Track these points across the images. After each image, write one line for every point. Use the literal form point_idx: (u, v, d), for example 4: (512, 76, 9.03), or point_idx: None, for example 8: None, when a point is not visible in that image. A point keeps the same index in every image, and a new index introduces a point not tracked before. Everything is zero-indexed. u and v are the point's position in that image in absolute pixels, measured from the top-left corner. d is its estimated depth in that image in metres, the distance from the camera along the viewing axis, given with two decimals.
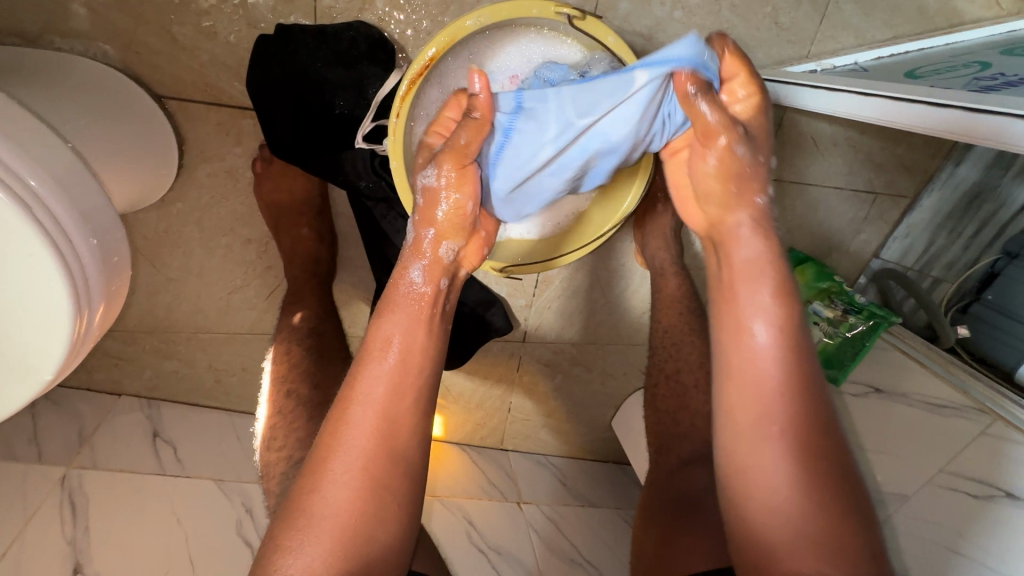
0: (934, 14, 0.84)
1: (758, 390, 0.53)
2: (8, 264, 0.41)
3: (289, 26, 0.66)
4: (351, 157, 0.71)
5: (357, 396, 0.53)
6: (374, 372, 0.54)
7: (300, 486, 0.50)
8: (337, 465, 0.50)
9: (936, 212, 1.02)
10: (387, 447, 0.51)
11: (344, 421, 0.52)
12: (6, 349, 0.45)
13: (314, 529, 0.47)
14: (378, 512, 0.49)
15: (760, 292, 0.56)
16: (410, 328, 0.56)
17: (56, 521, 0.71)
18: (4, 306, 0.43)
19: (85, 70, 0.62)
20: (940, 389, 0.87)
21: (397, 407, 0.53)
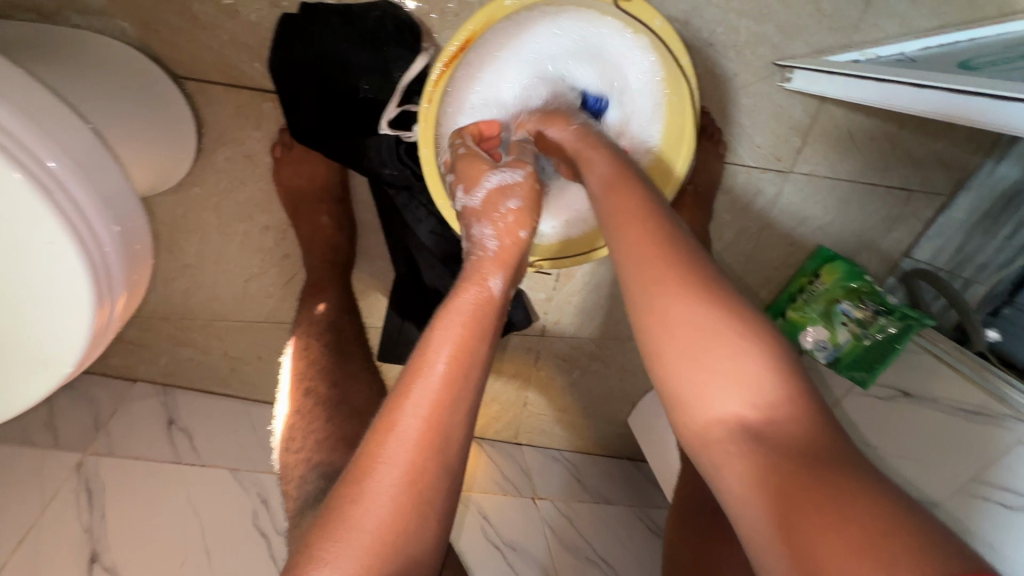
0: (984, 2, 0.80)
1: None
2: (27, 249, 0.40)
3: (314, 5, 0.63)
4: (376, 143, 0.69)
5: (401, 414, 0.43)
6: (427, 383, 0.44)
7: (330, 519, 0.40)
8: (381, 478, 0.41)
9: (971, 211, 0.98)
10: (431, 478, 0.42)
11: (386, 443, 0.42)
12: (24, 337, 0.43)
13: (347, 572, 0.38)
14: (424, 533, 0.41)
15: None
16: (473, 341, 0.46)
17: (73, 506, 0.70)
18: (24, 293, 0.41)
19: (102, 47, 0.60)
20: (971, 395, 0.84)
21: (448, 428, 0.43)
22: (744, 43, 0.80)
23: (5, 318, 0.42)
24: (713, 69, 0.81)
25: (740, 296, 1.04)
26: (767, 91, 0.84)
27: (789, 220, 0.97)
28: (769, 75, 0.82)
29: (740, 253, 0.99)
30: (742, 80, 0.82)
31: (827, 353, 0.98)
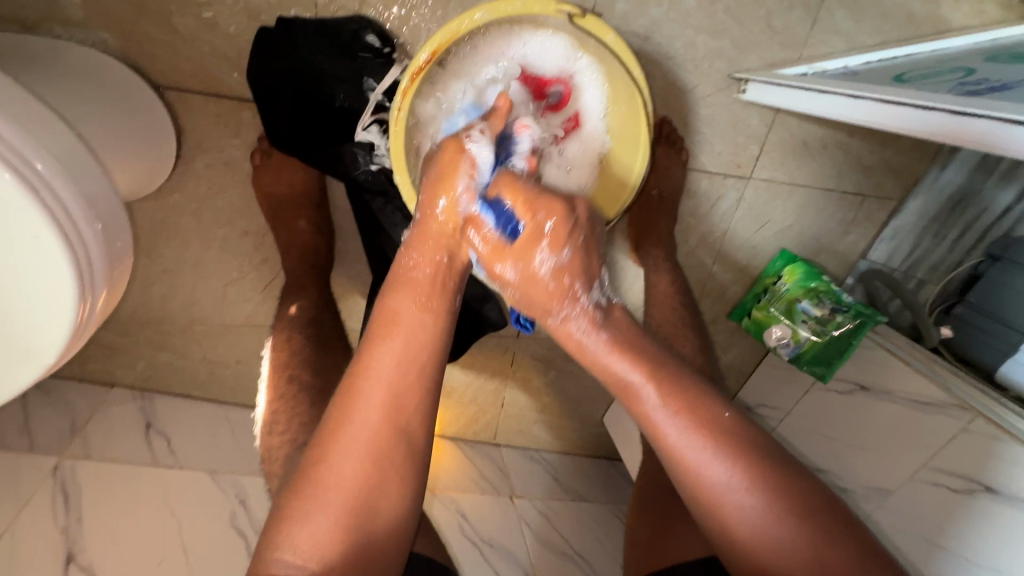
0: (922, 21, 0.87)
1: (651, 413, 0.51)
2: (12, 247, 0.42)
3: (291, 20, 0.66)
4: (350, 149, 0.72)
5: (366, 371, 0.51)
6: (381, 353, 0.52)
7: (310, 457, 0.49)
8: (345, 440, 0.48)
9: (921, 215, 1.05)
10: (396, 423, 0.50)
11: (353, 392, 0.50)
12: (8, 333, 0.45)
13: (325, 503, 0.46)
14: (384, 485, 0.48)
15: (580, 303, 0.56)
16: (420, 309, 0.54)
17: (49, 511, 0.71)
18: (8, 290, 0.43)
19: (83, 58, 0.62)
20: (923, 387, 0.88)
21: (404, 384, 0.51)
22: (702, 57, 0.85)
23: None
24: (675, 81, 0.86)
25: (708, 297, 1.09)
26: (725, 102, 0.89)
27: (752, 224, 1.02)
28: (727, 86, 0.88)
29: (706, 255, 1.04)
30: (701, 91, 0.87)
31: (789, 349, 1.02)
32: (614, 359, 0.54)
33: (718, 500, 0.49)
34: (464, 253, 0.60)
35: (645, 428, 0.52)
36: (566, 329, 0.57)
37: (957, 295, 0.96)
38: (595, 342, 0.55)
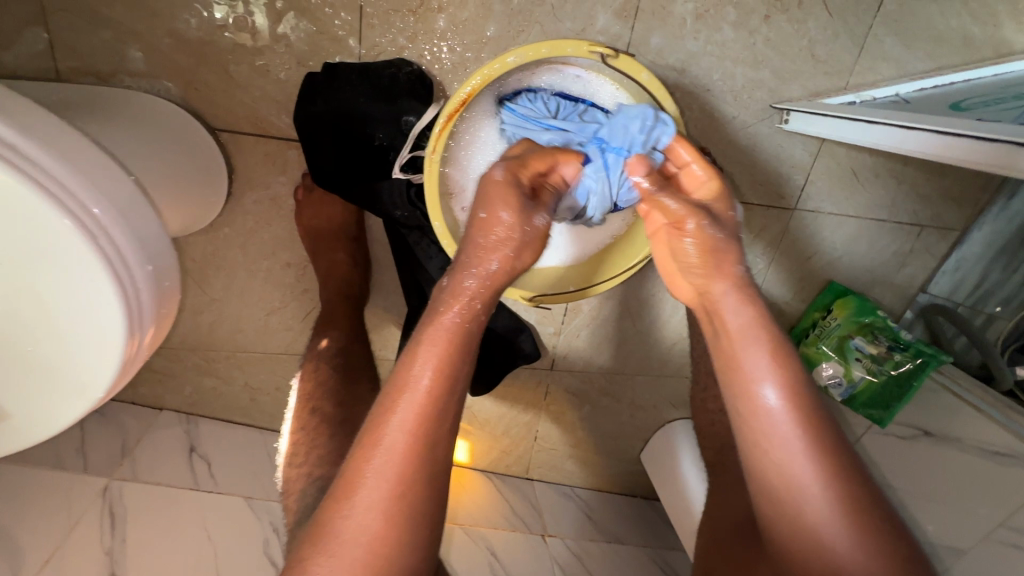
0: (981, 45, 0.82)
1: (769, 435, 0.54)
2: (70, 287, 0.44)
3: (335, 65, 0.69)
4: (388, 186, 0.74)
5: (389, 424, 0.48)
6: (408, 407, 0.49)
7: (327, 510, 0.46)
8: (365, 492, 0.46)
9: (989, 245, 0.99)
10: (416, 479, 0.47)
11: (373, 443, 0.48)
12: (63, 366, 0.47)
13: (343, 558, 0.44)
14: (408, 535, 0.46)
15: (755, 355, 0.56)
16: (452, 361, 0.51)
17: (97, 530, 0.73)
18: (66, 327, 0.46)
19: (149, 106, 0.67)
20: (994, 435, 0.83)
21: (428, 441, 0.48)
22: (741, 87, 0.82)
23: (49, 349, 0.47)
24: (714, 112, 0.83)
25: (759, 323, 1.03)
26: (767, 132, 0.86)
27: (798, 254, 0.97)
28: (768, 117, 0.85)
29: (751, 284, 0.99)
30: (741, 121, 0.84)
31: (841, 390, 0.97)
32: (768, 400, 0.54)
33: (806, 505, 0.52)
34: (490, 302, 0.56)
35: (743, 429, 0.56)
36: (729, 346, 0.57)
37: None
38: (743, 322, 0.57)
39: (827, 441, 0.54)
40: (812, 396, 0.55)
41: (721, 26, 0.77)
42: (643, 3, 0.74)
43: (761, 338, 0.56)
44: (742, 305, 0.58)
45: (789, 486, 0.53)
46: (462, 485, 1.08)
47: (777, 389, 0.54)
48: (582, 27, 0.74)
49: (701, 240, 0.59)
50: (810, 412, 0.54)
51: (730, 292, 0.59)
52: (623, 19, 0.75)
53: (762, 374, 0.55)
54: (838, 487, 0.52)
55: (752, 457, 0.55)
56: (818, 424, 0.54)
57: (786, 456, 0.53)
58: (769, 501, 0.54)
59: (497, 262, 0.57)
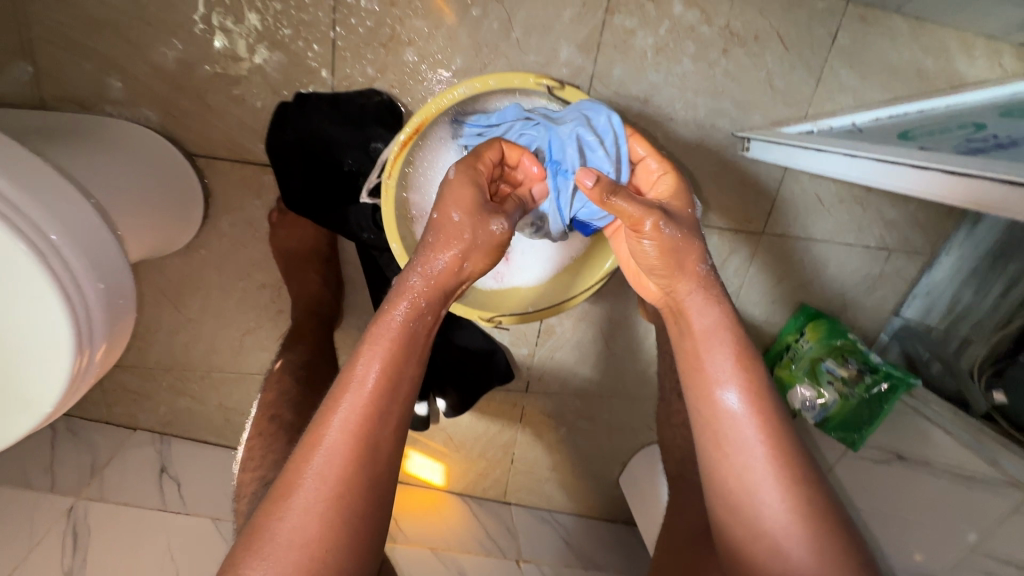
0: (934, 76, 0.86)
1: (730, 442, 0.54)
2: (15, 307, 0.44)
3: (306, 94, 0.73)
4: (356, 211, 0.76)
5: (331, 420, 0.47)
6: (351, 403, 0.48)
7: (262, 510, 0.45)
8: (304, 488, 0.45)
9: (957, 270, 1.01)
10: (359, 479, 0.46)
11: (315, 443, 0.47)
12: (9, 387, 0.47)
13: (278, 560, 0.42)
14: (352, 536, 0.45)
15: (721, 360, 0.56)
16: (400, 361, 0.51)
17: (58, 551, 0.73)
18: (10, 348, 0.45)
19: (128, 133, 0.70)
20: (966, 458, 0.83)
21: (372, 437, 0.48)
22: (704, 116, 0.85)
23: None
24: (677, 139, 0.86)
25: None
26: (731, 159, 0.89)
27: (768, 277, 0.99)
28: (731, 144, 0.87)
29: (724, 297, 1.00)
30: (705, 148, 0.87)
31: (815, 412, 0.97)
32: (730, 404, 0.55)
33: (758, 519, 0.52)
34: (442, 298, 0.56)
35: (704, 435, 0.56)
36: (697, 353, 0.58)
37: (1008, 355, 0.91)
38: (708, 323, 0.57)
39: (790, 456, 0.54)
40: (778, 410, 0.56)
41: (681, 58, 0.81)
42: (605, 38, 0.78)
43: (730, 348, 0.56)
44: (711, 310, 0.58)
45: (743, 489, 0.53)
46: (437, 508, 1.07)
47: (739, 397, 0.55)
48: (546, 60, 0.77)
49: (659, 241, 0.57)
50: (772, 420, 0.54)
51: (701, 296, 0.58)
52: (586, 52, 0.78)
53: (726, 381, 0.55)
54: (794, 494, 0.52)
55: (709, 459, 0.56)
56: (782, 439, 0.54)
57: (744, 460, 0.53)
58: (725, 505, 0.55)
59: (446, 260, 0.55)
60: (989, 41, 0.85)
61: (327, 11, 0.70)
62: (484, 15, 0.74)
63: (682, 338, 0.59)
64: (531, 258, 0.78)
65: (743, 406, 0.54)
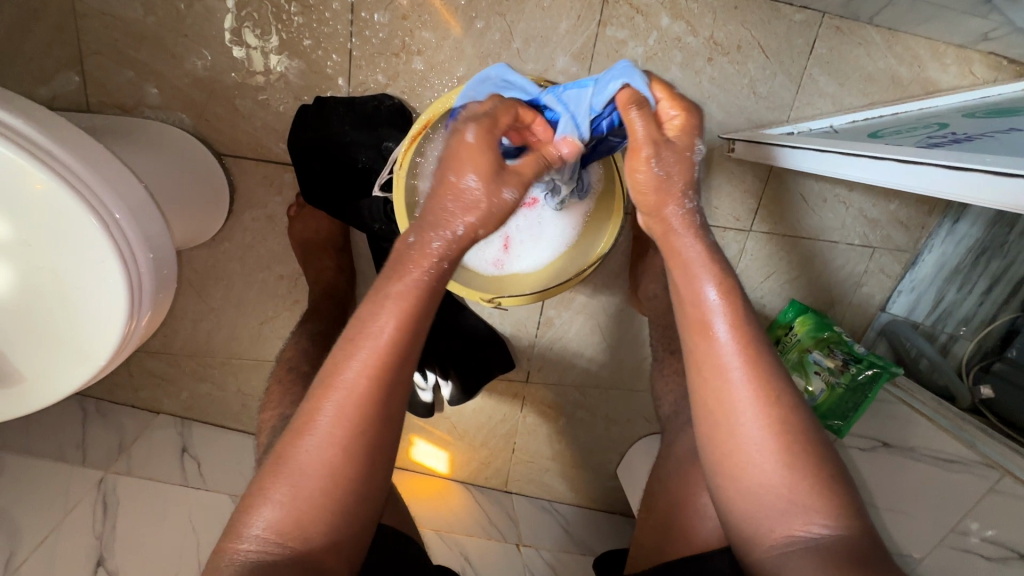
0: (908, 83, 0.92)
1: (721, 371, 0.55)
2: (79, 274, 0.50)
3: (325, 98, 0.80)
4: (368, 204, 0.82)
5: (351, 364, 0.50)
6: (369, 350, 0.50)
7: (287, 439, 0.49)
8: (326, 423, 0.48)
9: (941, 266, 1.06)
10: (377, 421, 0.50)
11: (335, 384, 0.50)
12: (66, 348, 0.53)
13: (298, 487, 0.47)
14: (368, 472, 0.49)
15: (708, 292, 0.57)
16: (415, 314, 0.52)
17: (89, 517, 0.78)
18: (71, 311, 0.52)
19: (164, 133, 0.78)
20: (946, 443, 0.88)
21: (388, 385, 0.51)
22: None
23: (54, 326, 0.52)
24: None
25: None
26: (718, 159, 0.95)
27: (756, 273, 1.04)
28: (718, 145, 0.93)
29: None
30: None
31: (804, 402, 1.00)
32: (717, 334, 0.55)
33: (744, 454, 0.53)
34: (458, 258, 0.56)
35: (693, 370, 0.57)
36: (688, 285, 0.58)
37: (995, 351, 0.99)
38: (698, 254, 0.58)
39: (780, 391, 0.54)
40: (766, 350, 0.56)
41: (670, 66, 0.87)
42: (598, 48, 0.84)
43: (720, 282, 0.57)
44: (696, 240, 0.59)
45: (730, 417, 0.54)
46: (441, 495, 1.12)
47: (727, 328, 0.55)
48: (544, 68, 0.84)
49: (649, 176, 0.59)
50: (759, 356, 0.55)
51: (683, 227, 0.59)
52: (581, 61, 0.85)
53: (715, 312, 0.56)
54: (782, 426, 0.52)
55: (698, 392, 0.56)
56: (768, 375, 0.54)
57: (732, 390, 0.54)
58: (712, 444, 0.55)
59: (460, 226, 0.54)
60: (958, 50, 0.90)
61: (345, 25, 0.78)
62: (487, 27, 0.81)
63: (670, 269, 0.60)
64: (528, 241, 0.83)
65: (731, 339, 0.55)
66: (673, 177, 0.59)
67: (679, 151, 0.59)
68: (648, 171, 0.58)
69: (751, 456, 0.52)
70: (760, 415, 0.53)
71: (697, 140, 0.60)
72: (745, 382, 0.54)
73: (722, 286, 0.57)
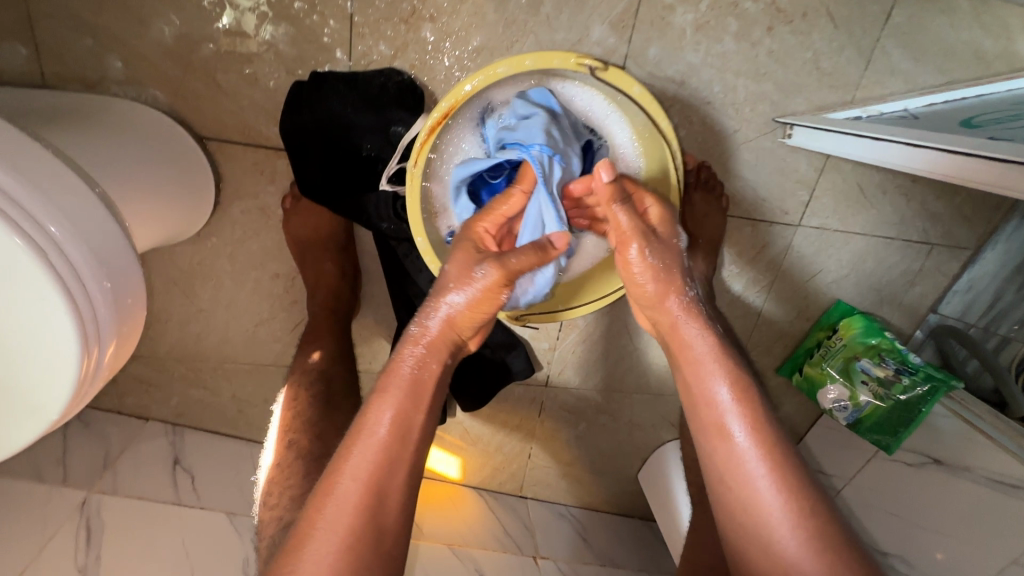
0: (994, 58, 0.79)
1: (746, 475, 0.52)
2: (17, 306, 0.41)
3: (323, 74, 0.69)
4: (375, 199, 0.72)
5: (344, 469, 0.49)
6: (364, 449, 0.49)
7: (277, 564, 0.46)
8: (319, 538, 0.46)
9: (1002, 264, 0.94)
10: (370, 533, 0.47)
11: (327, 492, 0.48)
12: (14, 389, 0.44)
13: None
14: None
15: (719, 390, 0.55)
16: (408, 408, 0.52)
17: (71, 546, 0.71)
18: (16, 349, 0.43)
19: (134, 113, 0.66)
20: (1008, 466, 0.79)
21: (382, 489, 0.49)
22: (743, 100, 0.79)
23: None
24: (713, 125, 0.80)
25: (760, 332, 0.98)
26: (769, 146, 0.83)
27: (803, 274, 0.94)
28: (771, 130, 0.82)
29: (750, 282, 0.93)
30: (743, 135, 0.82)
31: (847, 414, 0.94)
32: (735, 436, 0.54)
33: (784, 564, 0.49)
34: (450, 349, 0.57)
35: (713, 477, 0.55)
36: (700, 385, 0.57)
37: None
38: (704, 343, 0.58)
39: (810, 494, 0.51)
40: (788, 450, 0.54)
41: (722, 37, 0.75)
42: (640, 15, 0.72)
43: (728, 378, 0.56)
44: (702, 332, 0.59)
45: (763, 521, 0.51)
46: (453, 503, 1.05)
47: (744, 429, 0.54)
48: (577, 38, 0.72)
49: (645, 261, 0.61)
50: (779, 452, 0.53)
51: (690, 319, 0.60)
52: (619, 30, 0.73)
53: (729, 411, 0.54)
54: (821, 530, 0.49)
55: (720, 496, 0.54)
56: (796, 479, 0.52)
57: (754, 496, 0.52)
58: (745, 551, 0.52)
59: (441, 310, 0.57)
60: None
61: None
62: None
63: (677, 366, 0.60)
64: None
65: (751, 443, 0.53)
66: (666, 267, 0.61)
67: (669, 239, 0.63)
68: (638, 258, 0.61)
69: (785, 563, 0.49)
70: (791, 515, 0.50)
71: (678, 229, 0.64)
72: (774, 487, 0.51)
73: (732, 382, 0.56)
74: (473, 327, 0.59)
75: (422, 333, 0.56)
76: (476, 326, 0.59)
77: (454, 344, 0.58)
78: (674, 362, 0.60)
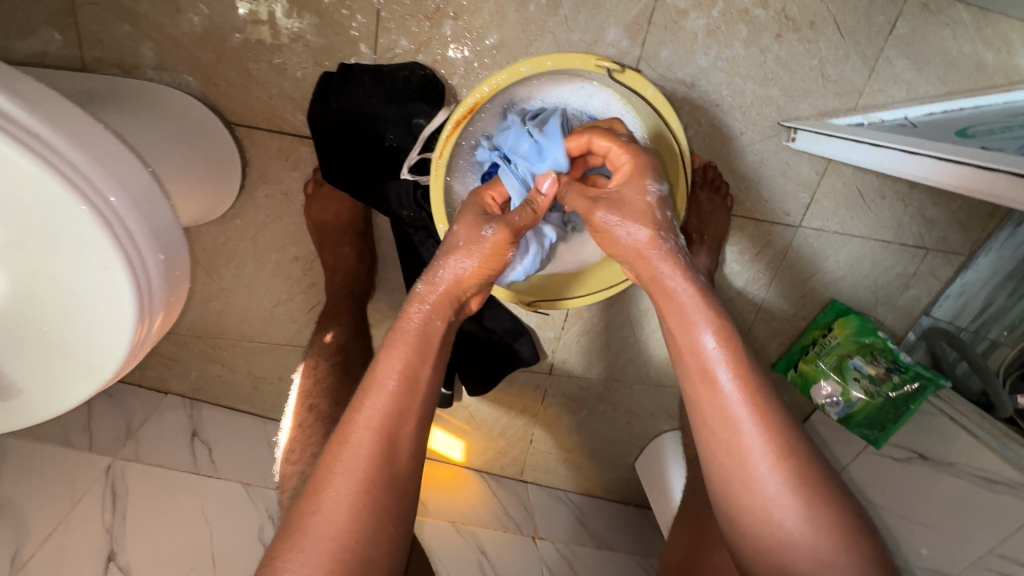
0: (993, 71, 0.83)
1: (733, 425, 0.52)
2: (81, 272, 0.44)
3: (350, 65, 0.71)
4: (395, 189, 0.76)
5: (358, 419, 0.52)
6: (377, 399, 0.53)
7: (298, 505, 0.48)
8: (340, 478, 0.49)
9: (994, 270, 0.98)
10: (385, 476, 0.50)
11: (343, 440, 0.51)
12: (71, 350, 0.48)
13: (312, 551, 0.45)
14: (378, 530, 0.48)
15: (707, 340, 0.54)
16: (416, 361, 0.55)
17: (98, 508, 0.75)
18: (74, 313, 0.46)
19: (169, 98, 0.69)
20: (992, 464, 0.82)
21: (394, 435, 0.52)
22: (750, 104, 0.82)
23: (55, 327, 0.47)
24: (721, 126, 0.84)
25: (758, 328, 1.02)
26: (773, 149, 0.86)
27: (799, 273, 0.97)
28: (776, 134, 0.85)
29: (745, 278, 0.97)
30: (749, 137, 0.85)
31: (839, 409, 0.97)
32: (722, 384, 0.53)
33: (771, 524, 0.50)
34: (455, 307, 0.61)
35: (699, 425, 0.55)
36: (686, 334, 0.56)
37: None
38: (690, 292, 0.56)
39: (797, 445, 0.52)
40: (778, 401, 0.54)
41: (732, 42, 0.78)
42: (655, 18, 0.75)
43: (717, 329, 0.55)
44: (689, 284, 0.57)
45: (742, 469, 0.51)
46: (455, 483, 1.09)
47: (731, 377, 0.53)
48: (593, 39, 0.75)
49: (616, 228, 0.59)
50: (766, 400, 0.53)
51: (674, 269, 0.57)
52: (633, 33, 0.76)
53: (716, 359, 0.54)
54: (805, 481, 0.51)
55: (705, 442, 0.54)
56: (784, 431, 0.52)
57: (739, 441, 0.52)
58: (728, 501, 0.53)
59: (447, 270, 0.61)
60: None
61: None
62: None
63: (661, 311, 0.58)
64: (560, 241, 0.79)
65: (737, 391, 0.53)
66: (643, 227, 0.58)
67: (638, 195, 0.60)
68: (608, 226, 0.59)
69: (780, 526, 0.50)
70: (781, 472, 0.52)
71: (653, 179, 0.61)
72: (762, 439, 0.51)
73: (721, 330, 0.55)
74: (477, 286, 0.63)
75: (429, 292, 0.60)
76: (480, 284, 0.63)
77: (459, 302, 0.62)
78: (660, 311, 0.59)
